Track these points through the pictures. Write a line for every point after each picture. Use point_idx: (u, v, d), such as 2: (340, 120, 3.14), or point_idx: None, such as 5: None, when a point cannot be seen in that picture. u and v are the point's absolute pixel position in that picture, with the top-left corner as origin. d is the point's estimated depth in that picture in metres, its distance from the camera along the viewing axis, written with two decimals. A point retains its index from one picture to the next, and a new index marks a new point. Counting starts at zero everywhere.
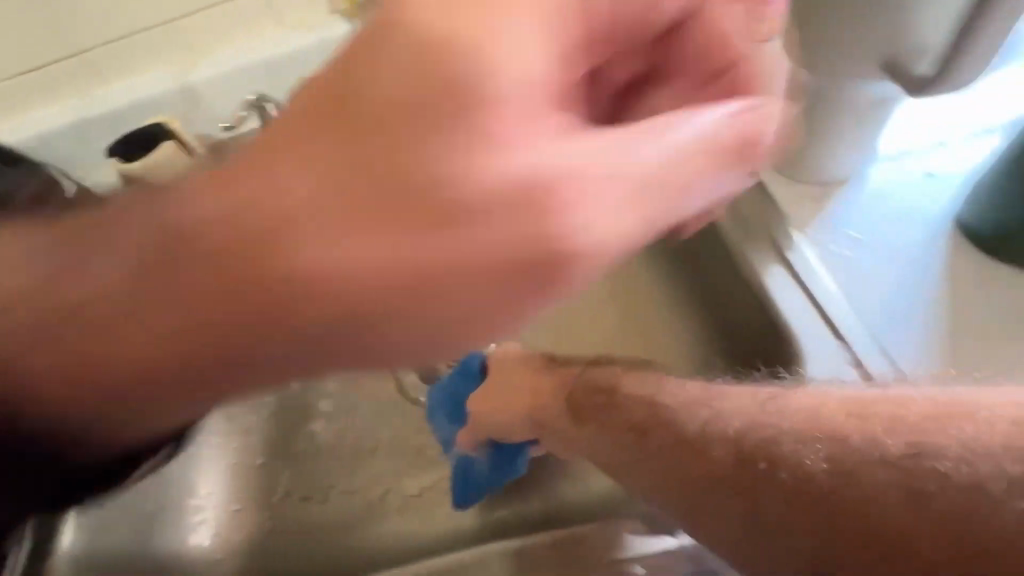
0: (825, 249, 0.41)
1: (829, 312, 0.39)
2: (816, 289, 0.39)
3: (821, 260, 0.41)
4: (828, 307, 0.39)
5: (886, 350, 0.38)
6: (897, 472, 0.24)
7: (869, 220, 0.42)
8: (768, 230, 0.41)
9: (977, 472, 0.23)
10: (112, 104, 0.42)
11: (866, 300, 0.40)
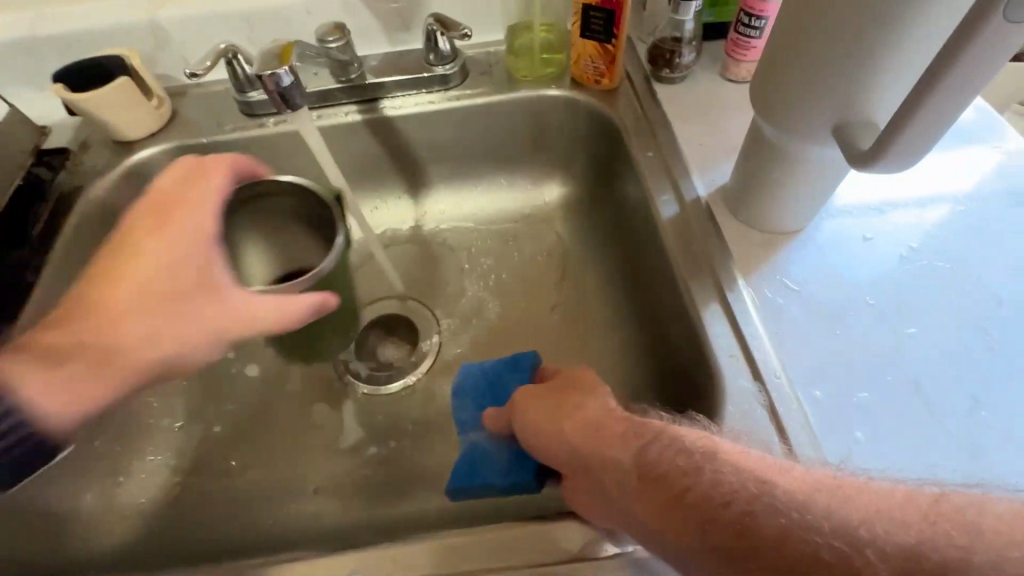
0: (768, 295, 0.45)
1: (753, 349, 0.43)
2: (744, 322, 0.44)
3: (765, 308, 0.45)
4: (755, 354, 0.42)
5: (797, 391, 0.41)
6: (781, 469, 0.26)
7: (823, 277, 0.46)
8: (709, 269, 0.48)
9: (915, 528, 0.21)
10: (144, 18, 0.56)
11: (756, 343, 0.43)
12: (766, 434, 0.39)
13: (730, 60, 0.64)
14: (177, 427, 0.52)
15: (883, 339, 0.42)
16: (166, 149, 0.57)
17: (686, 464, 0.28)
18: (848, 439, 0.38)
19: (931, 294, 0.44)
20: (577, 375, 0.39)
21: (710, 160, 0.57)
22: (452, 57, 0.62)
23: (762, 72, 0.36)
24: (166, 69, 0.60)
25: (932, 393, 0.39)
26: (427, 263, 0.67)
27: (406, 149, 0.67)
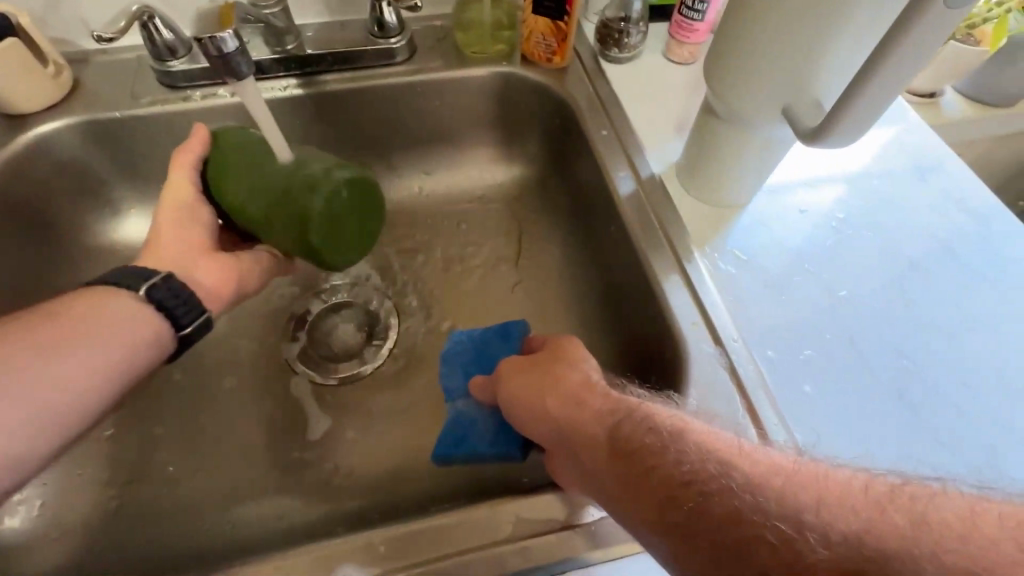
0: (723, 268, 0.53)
1: (710, 316, 0.50)
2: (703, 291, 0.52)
3: (723, 280, 0.53)
4: (713, 317, 0.50)
5: (752, 355, 0.48)
6: (744, 451, 0.28)
7: (775, 258, 0.54)
8: (668, 241, 0.56)
9: (864, 517, 0.23)
10: None
11: (716, 308, 0.51)
12: (722, 395, 0.46)
13: (672, 38, 0.77)
14: (103, 435, 0.51)
15: (825, 318, 0.49)
16: (69, 125, 0.55)
17: (648, 435, 0.31)
18: (810, 426, 0.44)
19: (869, 284, 0.51)
20: (561, 350, 0.41)
21: (655, 139, 0.70)
22: (396, 30, 0.69)
23: (721, 56, 0.46)
24: (55, 28, 0.57)
25: (872, 371, 0.46)
26: (399, 240, 0.74)
27: (364, 130, 0.73)
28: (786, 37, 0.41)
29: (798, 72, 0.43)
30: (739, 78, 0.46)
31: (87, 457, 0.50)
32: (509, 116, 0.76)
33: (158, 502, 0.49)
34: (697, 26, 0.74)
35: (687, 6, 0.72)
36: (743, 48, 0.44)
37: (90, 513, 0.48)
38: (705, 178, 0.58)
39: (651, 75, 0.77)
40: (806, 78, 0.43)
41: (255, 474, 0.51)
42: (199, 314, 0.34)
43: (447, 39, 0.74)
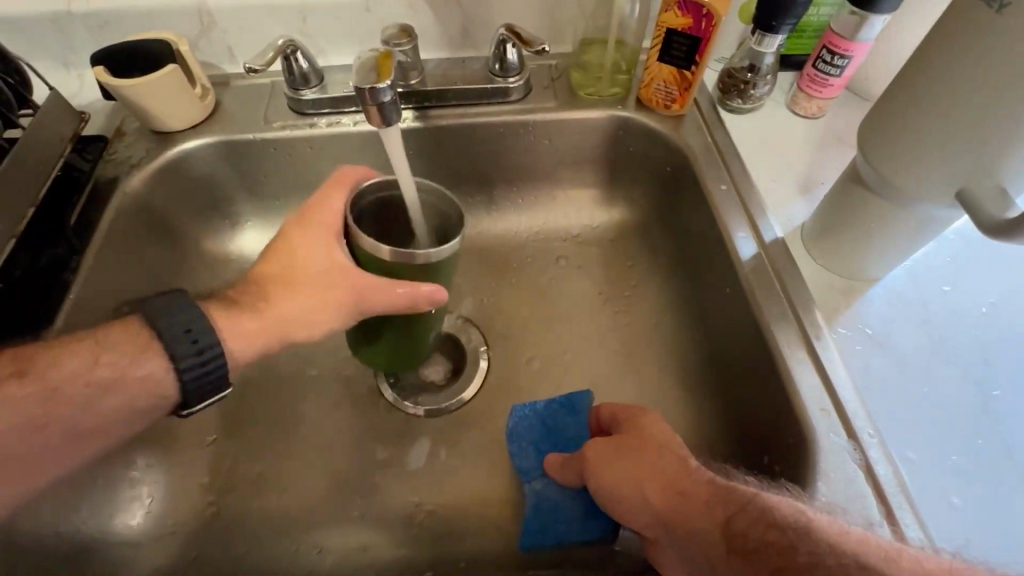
0: (851, 350, 0.54)
1: (840, 404, 0.49)
2: (832, 372, 0.51)
3: (849, 361, 0.53)
4: (843, 402, 0.49)
5: (889, 453, 0.48)
6: (879, 557, 0.29)
7: (899, 343, 0.55)
8: (792, 316, 0.55)
9: None
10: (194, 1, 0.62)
11: (848, 395, 0.50)
12: (863, 490, 0.45)
13: (800, 91, 0.73)
14: (209, 442, 0.56)
15: (953, 413, 0.51)
16: (209, 142, 0.64)
17: (773, 534, 0.32)
18: (953, 529, 0.44)
19: (993, 381, 0.52)
20: (643, 425, 0.42)
21: (776, 199, 0.66)
22: (514, 69, 0.69)
23: (873, 131, 0.43)
24: (207, 54, 0.67)
25: (998, 469, 0.48)
26: (497, 274, 0.74)
27: (470, 166, 0.74)
28: (977, 119, 0.36)
29: (985, 156, 0.37)
30: (905, 152, 0.41)
31: (201, 456, 0.55)
32: (617, 161, 0.75)
33: (258, 515, 0.53)
34: (833, 81, 0.69)
35: (828, 58, 0.67)
36: (917, 119, 0.39)
37: (193, 522, 0.52)
38: (834, 250, 0.58)
39: (772, 128, 0.73)
40: (992, 163, 0.37)
41: (350, 502, 0.54)
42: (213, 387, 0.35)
43: (563, 79, 0.73)
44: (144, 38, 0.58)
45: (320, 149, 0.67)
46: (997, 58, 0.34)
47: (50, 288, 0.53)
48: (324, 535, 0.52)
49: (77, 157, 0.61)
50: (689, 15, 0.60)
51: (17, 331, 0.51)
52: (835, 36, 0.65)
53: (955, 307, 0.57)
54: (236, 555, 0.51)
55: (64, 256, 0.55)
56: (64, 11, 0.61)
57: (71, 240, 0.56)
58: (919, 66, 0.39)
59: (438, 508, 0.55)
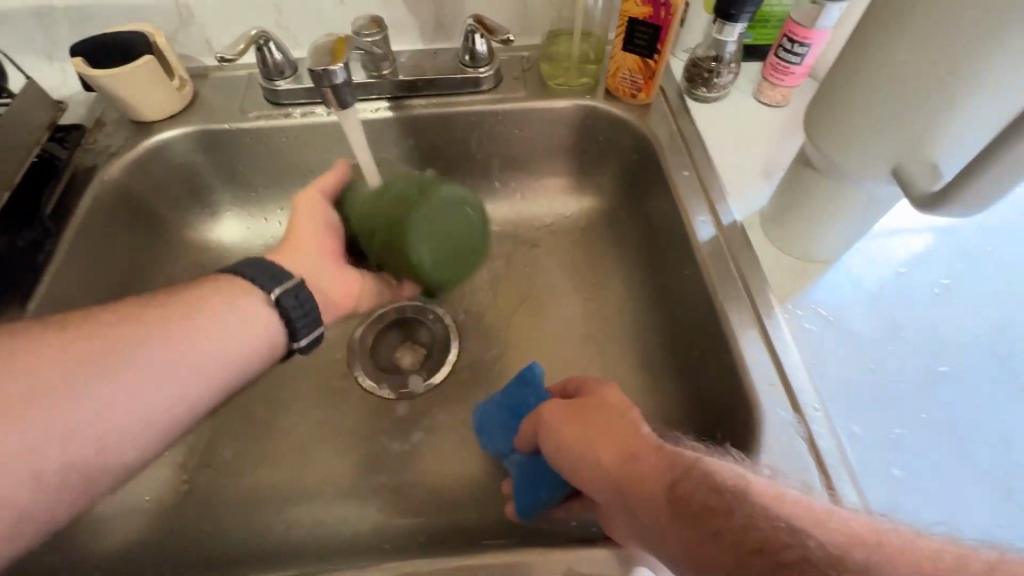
0: (802, 326, 0.54)
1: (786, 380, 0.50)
2: (779, 348, 0.52)
3: (799, 337, 0.53)
4: (788, 377, 0.50)
5: (834, 427, 0.48)
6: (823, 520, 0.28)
7: (851, 319, 0.55)
8: (746, 296, 0.56)
9: None
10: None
11: (793, 369, 0.51)
12: (804, 462, 0.46)
13: (764, 79, 0.74)
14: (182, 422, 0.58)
15: (902, 386, 0.50)
16: (186, 131, 0.66)
17: (720, 501, 0.30)
18: (895, 499, 0.44)
19: (945, 355, 0.52)
20: (603, 391, 0.41)
21: (739, 184, 0.67)
22: (483, 59, 0.71)
23: (813, 111, 0.44)
24: (184, 47, 0.69)
25: (946, 441, 0.47)
26: None
27: (439, 156, 0.76)
28: (900, 97, 0.38)
29: (912, 133, 0.38)
30: (841, 130, 0.42)
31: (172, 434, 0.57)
32: (587, 150, 0.76)
33: (225, 491, 0.54)
34: (794, 70, 0.70)
35: (788, 46, 0.68)
36: (851, 98, 0.40)
37: (161, 498, 0.54)
38: (791, 233, 0.58)
39: (737, 116, 0.74)
40: (920, 139, 0.38)
41: (314, 479, 0.56)
42: (312, 324, 0.40)
43: (533, 70, 0.75)
44: (122, 30, 0.61)
45: (293, 138, 0.69)
46: (914, 33, 0.35)
47: (25, 269, 0.55)
48: (288, 510, 0.54)
49: (56, 146, 0.62)
50: (648, 4, 0.61)
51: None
52: (795, 25, 0.66)
53: (911, 283, 0.57)
54: (202, 530, 0.52)
55: (40, 238, 0.57)
56: (45, 5, 0.63)
57: (46, 225, 0.58)
58: (847, 46, 0.40)
59: (400, 484, 0.56)
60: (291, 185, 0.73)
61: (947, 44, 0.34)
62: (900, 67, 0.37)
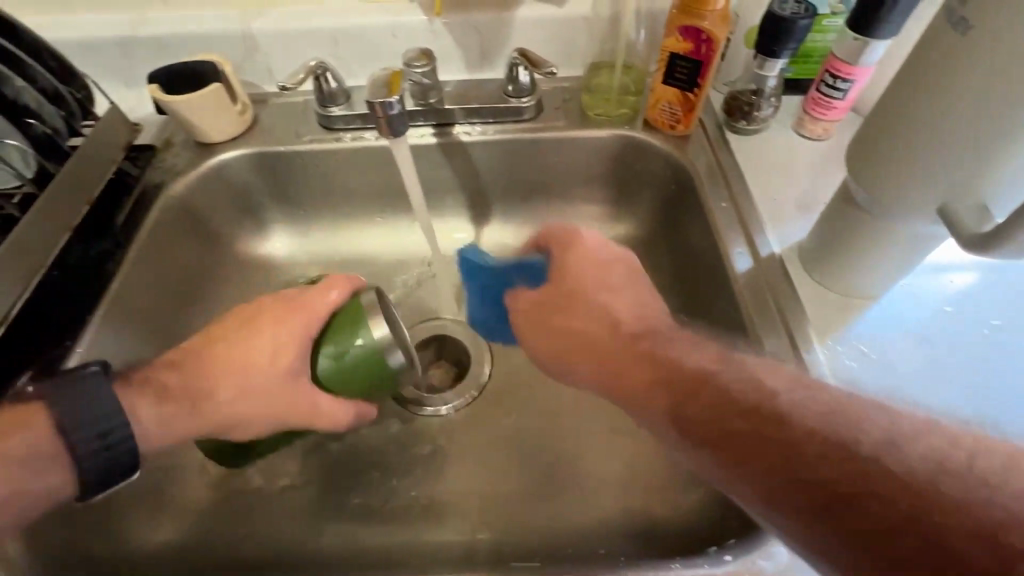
0: (840, 363, 0.52)
1: None
2: None
3: (838, 376, 0.51)
4: None
5: None
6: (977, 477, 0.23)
7: (896, 360, 0.52)
8: (784, 328, 0.55)
9: None
10: (241, 27, 0.70)
11: None
12: None
13: (806, 113, 0.72)
14: None
15: None
16: (246, 152, 0.71)
17: (834, 462, 0.25)
18: None
19: (998, 405, 0.49)
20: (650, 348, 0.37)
21: (778, 216, 0.65)
22: (526, 89, 0.73)
23: (860, 147, 0.44)
24: (249, 74, 0.75)
25: None
26: None
27: (479, 180, 0.78)
28: (948, 140, 0.38)
29: (961, 172, 0.39)
30: (883, 169, 0.43)
31: None
32: (624, 178, 0.78)
33: (262, 496, 0.56)
34: (836, 104, 0.69)
35: (830, 81, 0.67)
36: (902, 138, 0.40)
37: (205, 498, 0.56)
38: (830, 271, 0.56)
39: (779, 148, 0.73)
40: (970, 178, 0.39)
41: (350, 487, 0.58)
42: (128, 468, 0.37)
43: (572, 100, 0.77)
44: (197, 60, 0.66)
45: (344, 161, 0.73)
46: (971, 79, 0.35)
47: (95, 277, 0.59)
48: (322, 519, 0.55)
49: (128, 164, 0.68)
50: (690, 41, 0.63)
51: (67, 314, 0.56)
52: (838, 61, 0.65)
53: (959, 326, 0.54)
54: (240, 531, 0.54)
55: (111, 249, 0.61)
56: (130, 37, 0.70)
57: (118, 237, 0.62)
58: (895, 85, 0.41)
59: (430, 499, 0.57)
60: (339, 205, 0.77)
61: (996, 88, 0.35)
62: (951, 111, 0.37)
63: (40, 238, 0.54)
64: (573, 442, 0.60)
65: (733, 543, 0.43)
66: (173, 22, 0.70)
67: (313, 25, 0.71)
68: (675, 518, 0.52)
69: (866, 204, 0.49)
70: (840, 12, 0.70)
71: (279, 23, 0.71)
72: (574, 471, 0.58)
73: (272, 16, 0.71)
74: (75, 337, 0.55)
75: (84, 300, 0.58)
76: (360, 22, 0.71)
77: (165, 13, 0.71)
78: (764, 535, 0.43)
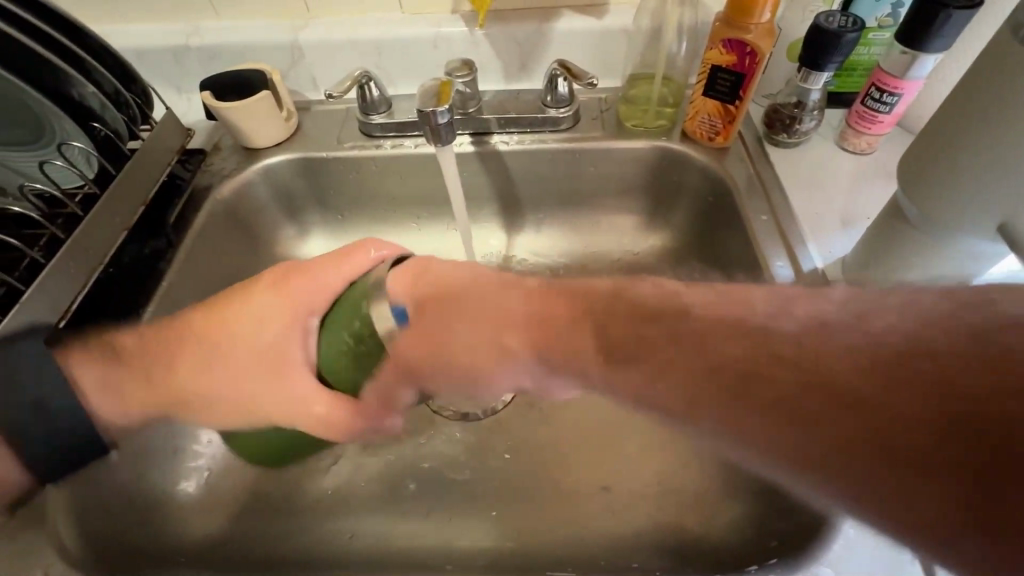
0: None
1: None
2: None
3: None
4: None
5: None
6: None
7: None
8: None
9: None
10: (290, 38, 0.73)
11: None
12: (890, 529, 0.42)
13: (849, 127, 0.70)
14: None
15: None
16: (289, 158, 0.73)
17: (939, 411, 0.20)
18: None
19: None
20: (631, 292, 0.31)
21: (820, 229, 0.63)
22: (563, 100, 0.74)
23: (917, 161, 0.43)
24: (294, 83, 0.77)
25: None
26: None
27: (514, 189, 0.79)
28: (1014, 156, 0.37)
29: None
30: (944, 184, 0.42)
31: None
32: (659, 189, 0.77)
33: (297, 494, 0.57)
34: (882, 118, 0.67)
35: (876, 95, 0.66)
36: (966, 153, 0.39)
37: (244, 492, 0.57)
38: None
39: (820, 160, 0.71)
40: None
41: (383, 488, 0.58)
42: None
43: (609, 111, 0.78)
44: (248, 69, 0.69)
45: (383, 167, 0.74)
46: None
47: (146, 275, 0.61)
48: (355, 519, 0.56)
49: (179, 167, 0.70)
50: (733, 53, 0.62)
51: (119, 310, 0.58)
52: (886, 75, 0.63)
53: None
54: (277, 525, 0.55)
55: (162, 248, 0.63)
56: (185, 46, 0.73)
57: (168, 236, 0.64)
58: (956, 99, 0.40)
59: (461, 503, 0.57)
60: (376, 210, 0.79)
61: None
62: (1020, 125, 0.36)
63: (102, 235, 0.56)
64: (606, 453, 0.59)
65: (774, 561, 0.42)
66: (226, 33, 0.73)
67: (358, 36, 0.73)
68: (711, 534, 0.51)
69: (915, 217, 0.46)
70: (888, 25, 0.68)
71: (326, 33, 0.73)
72: (605, 482, 0.58)
73: (319, 27, 0.73)
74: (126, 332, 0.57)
75: (136, 296, 0.60)
76: (403, 33, 0.73)
77: (219, 24, 0.74)
78: (810, 554, 0.41)
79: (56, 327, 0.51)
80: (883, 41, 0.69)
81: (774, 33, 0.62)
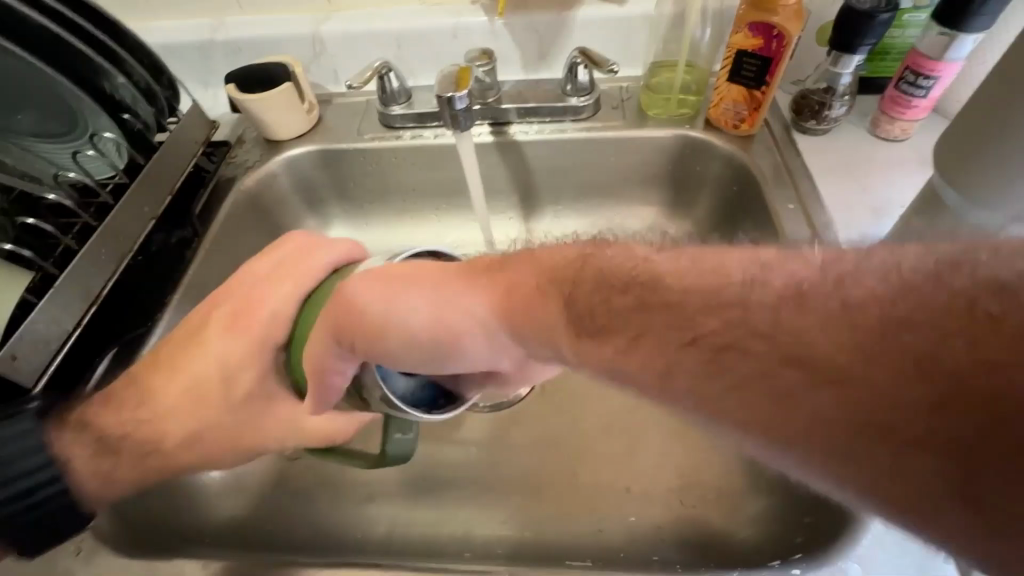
0: None
1: None
2: None
3: None
4: None
5: None
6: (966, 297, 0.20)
7: None
8: None
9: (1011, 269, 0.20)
10: (312, 30, 0.73)
11: None
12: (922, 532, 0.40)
13: (882, 113, 0.67)
14: None
15: None
16: (310, 149, 0.74)
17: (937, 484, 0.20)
18: None
19: None
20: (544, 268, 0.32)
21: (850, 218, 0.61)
22: (584, 88, 0.73)
23: (955, 144, 0.40)
24: (317, 76, 0.78)
25: None
26: None
27: (533, 179, 0.78)
28: None
29: None
30: (984, 165, 0.38)
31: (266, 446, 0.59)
32: (681, 178, 0.76)
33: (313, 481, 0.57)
34: (917, 103, 0.63)
35: (911, 79, 0.62)
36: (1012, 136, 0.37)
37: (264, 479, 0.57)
38: None
39: (852, 147, 0.68)
40: None
41: (398, 476, 0.58)
42: None
43: (630, 99, 0.76)
44: (270, 62, 0.70)
45: (402, 158, 0.74)
46: None
47: (172, 262, 0.62)
48: (371, 504, 0.56)
49: (204, 159, 0.71)
50: (759, 37, 0.61)
51: (145, 299, 0.59)
52: (922, 57, 0.60)
53: None
54: (297, 512, 0.55)
55: (190, 236, 0.65)
56: (210, 40, 0.74)
57: (194, 226, 0.65)
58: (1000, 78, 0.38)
59: (474, 490, 0.57)
60: (394, 201, 0.79)
61: None
62: None
63: (131, 223, 0.57)
64: (627, 445, 0.58)
65: (800, 558, 0.41)
66: (249, 28, 0.74)
67: (379, 28, 0.73)
68: (734, 531, 0.49)
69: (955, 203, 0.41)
70: (924, 6, 0.65)
71: (346, 25, 0.73)
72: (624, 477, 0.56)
73: (340, 19, 0.74)
74: (152, 320, 0.58)
75: (161, 285, 0.61)
76: (423, 24, 0.73)
77: (243, 18, 0.75)
78: (835, 549, 0.40)
79: (88, 313, 0.52)
80: (919, 23, 0.66)
81: (803, 14, 0.60)
